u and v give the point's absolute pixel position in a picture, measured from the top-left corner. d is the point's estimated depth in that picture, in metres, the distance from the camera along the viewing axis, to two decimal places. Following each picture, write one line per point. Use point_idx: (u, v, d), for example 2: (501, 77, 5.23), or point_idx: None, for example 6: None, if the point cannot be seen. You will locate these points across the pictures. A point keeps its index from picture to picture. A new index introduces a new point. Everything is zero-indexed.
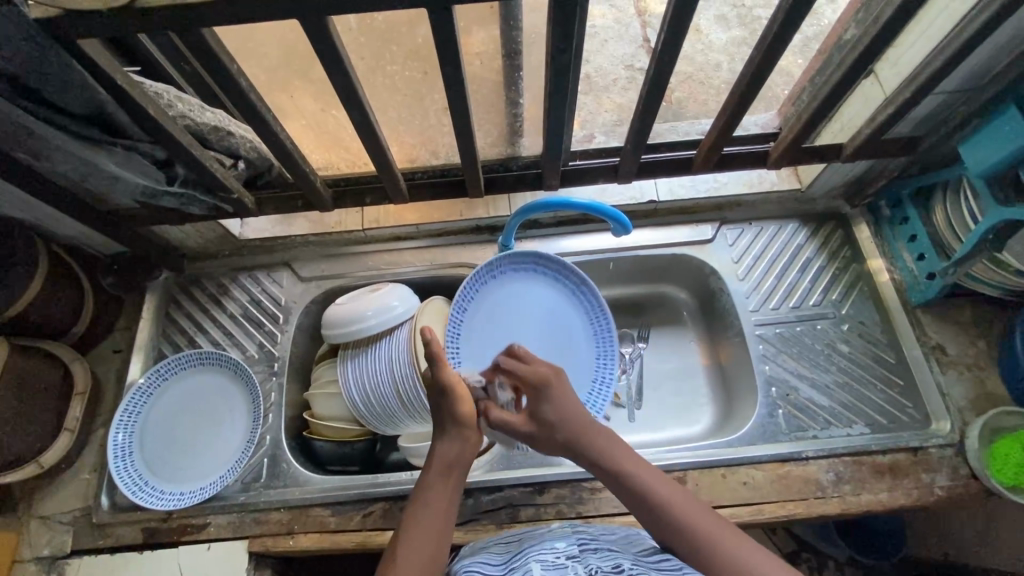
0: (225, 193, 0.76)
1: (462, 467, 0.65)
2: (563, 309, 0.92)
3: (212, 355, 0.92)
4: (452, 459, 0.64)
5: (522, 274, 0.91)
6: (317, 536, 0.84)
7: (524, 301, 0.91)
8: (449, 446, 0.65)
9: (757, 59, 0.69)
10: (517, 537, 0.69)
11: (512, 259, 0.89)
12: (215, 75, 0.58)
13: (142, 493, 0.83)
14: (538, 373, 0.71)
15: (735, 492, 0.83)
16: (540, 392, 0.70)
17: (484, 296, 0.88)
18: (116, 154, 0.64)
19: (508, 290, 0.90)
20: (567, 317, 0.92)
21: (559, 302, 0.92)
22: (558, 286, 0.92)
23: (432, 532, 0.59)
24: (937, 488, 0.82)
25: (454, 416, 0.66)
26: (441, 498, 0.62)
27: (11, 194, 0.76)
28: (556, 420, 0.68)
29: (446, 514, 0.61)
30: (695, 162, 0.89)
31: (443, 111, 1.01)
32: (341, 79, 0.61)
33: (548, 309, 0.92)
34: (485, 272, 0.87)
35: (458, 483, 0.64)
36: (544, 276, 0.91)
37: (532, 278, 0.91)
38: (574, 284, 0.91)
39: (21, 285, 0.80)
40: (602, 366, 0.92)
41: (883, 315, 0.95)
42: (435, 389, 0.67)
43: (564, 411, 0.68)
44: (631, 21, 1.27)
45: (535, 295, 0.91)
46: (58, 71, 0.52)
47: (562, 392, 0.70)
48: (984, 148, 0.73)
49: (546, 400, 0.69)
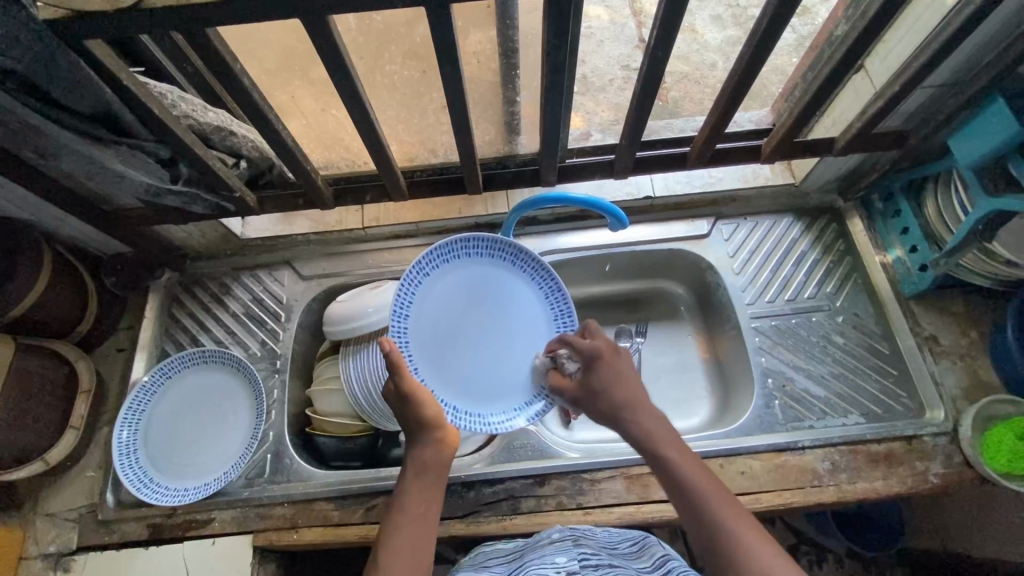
0: (227, 191, 0.78)
1: (439, 468, 0.67)
2: (509, 280, 0.84)
3: (215, 354, 0.94)
4: (425, 463, 0.67)
5: (452, 260, 0.81)
6: (320, 530, 0.85)
7: (463, 286, 0.82)
8: (423, 448, 0.67)
9: (748, 55, 0.70)
10: (515, 551, 0.70)
11: (437, 253, 0.79)
12: (218, 73, 0.59)
13: (146, 490, 0.84)
14: (595, 346, 0.75)
15: (732, 482, 0.84)
16: (591, 361, 0.74)
17: (420, 298, 0.79)
18: (121, 153, 0.65)
19: (444, 282, 0.80)
20: (509, 287, 0.84)
21: (495, 275, 0.83)
22: (494, 258, 0.83)
23: (416, 537, 0.61)
24: (931, 475, 0.84)
25: (419, 420, 0.68)
26: (419, 500, 0.65)
27: (15, 194, 0.77)
28: (598, 387, 0.72)
29: (427, 521, 0.63)
30: (690, 157, 0.90)
31: (442, 109, 1.02)
32: (342, 78, 0.62)
33: (488, 286, 0.83)
34: (412, 278, 0.78)
35: (437, 483, 0.67)
36: (477, 253, 0.82)
37: (462, 263, 0.82)
38: (510, 254, 0.84)
39: (25, 284, 0.81)
40: (561, 319, 0.85)
41: (876, 307, 0.96)
42: (397, 396, 0.69)
43: (609, 381, 0.72)
44: (626, 22, 1.29)
45: (471, 278, 0.82)
46: (66, 71, 0.53)
47: (614, 365, 0.73)
48: (972, 140, 0.74)
49: (595, 368, 0.74)
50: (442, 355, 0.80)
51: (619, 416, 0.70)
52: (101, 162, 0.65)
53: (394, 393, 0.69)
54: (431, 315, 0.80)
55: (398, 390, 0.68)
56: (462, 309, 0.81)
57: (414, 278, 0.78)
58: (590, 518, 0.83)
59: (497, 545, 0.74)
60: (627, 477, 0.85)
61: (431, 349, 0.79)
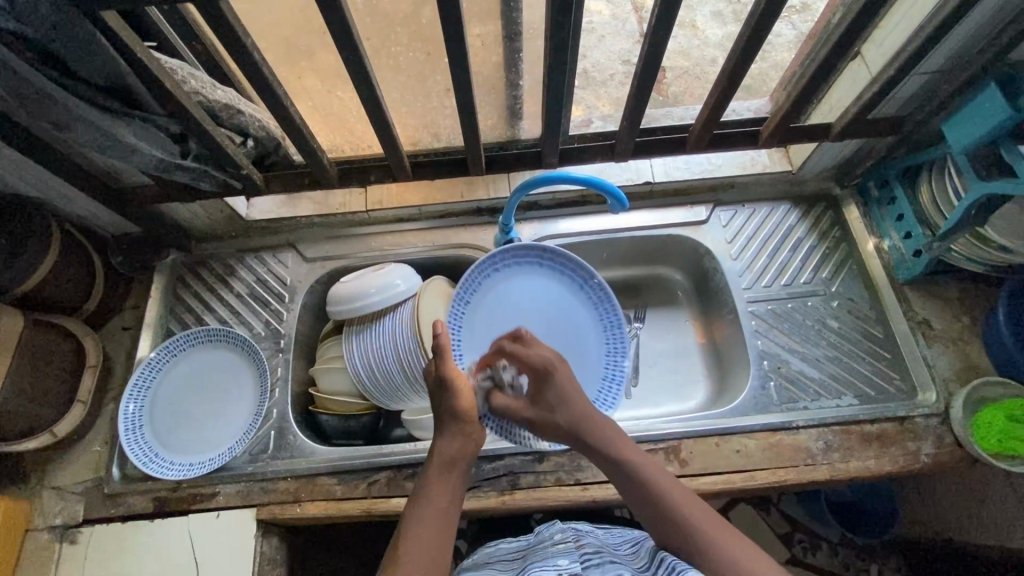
0: (235, 168, 0.79)
1: (464, 459, 0.68)
2: (553, 294, 0.94)
3: (219, 332, 0.95)
4: (452, 455, 0.68)
5: (524, 268, 0.93)
6: (323, 503, 0.86)
7: (509, 303, 0.93)
8: (449, 442, 0.69)
9: (745, 39, 0.72)
10: (519, 552, 0.71)
11: (511, 256, 0.92)
12: (230, 46, 0.61)
13: (152, 464, 0.86)
14: (543, 358, 0.77)
15: (728, 459, 0.86)
16: (543, 375, 0.76)
17: (472, 313, 0.91)
18: (134, 126, 0.66)
19: (493, 299, 0.92)
20: (557, 298, 0.94)
21: (554, 289, 0.94)
22: (542, 269, 0.93)
23: (435, 532, 0.61)
24: (922, 455, 0.85)
25: (452, 411, 0.70)
26: (441, 495, 0.64)
27: (29, 170, 0.79)
28: (559, 398, 0.75)
29: (449, 515, 0.63)
30: (689, 141, 0.92)
31: (446, 92, 1.04)
32: (349, 52, 0.64)
33: (547, 300, 0.94)
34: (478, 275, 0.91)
35: (460, 476, 0.67)
36: (526, 268, 0.93)
37: (518, 273, 0.93)
38: (558, 264, 0.93)
39: (35, 259, 0.82)
40: (608, 330, 0.93)
41: (872, 292, 0.98)
42: (437, 381, 0.72)
43: (566, 395, 0.75)
44: (627, 17, 1.30)
45: (533, 291, 0.93)
46: (82, 41, 0.55)
47: (567, 377, 0.76)
48: (967, 125, 0.75)
49: (548, 382, 0.76)
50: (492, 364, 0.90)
51: (585, 428, 0.72)
52: (113, 134, 0.66)
53: (435, 376, 0.72)
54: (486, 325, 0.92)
55: (439, 374, 0.71)
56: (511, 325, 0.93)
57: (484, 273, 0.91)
58: (588, 494, 0.84)
59: (503, 545, 0.75)
60: None
61: None
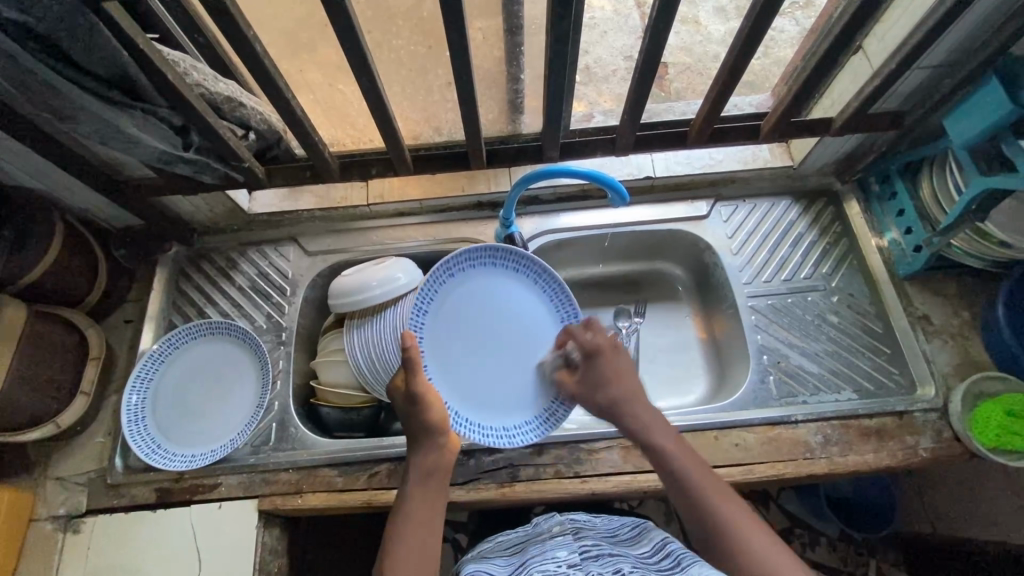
0: (237, 161, 0.80)
1: (443, 472, 0.69)
2: (510, 291, 0.89)
3: (220, 325, 0.96)
4: (428, 467, 0.68)
5: (479, 267, 0.88)
6: (324, 495, 0.87)
7: (468, 305, 0.87)
8: (425, 455, 0.69)
9: (746, 32, 0.72)
10: (517, 544, 0.72)
11: (466, 256, 0.86)
12: (232, 38, 0.61)
13: (155, 455, 0.87)
14: (596, 340, 0.79)
15: (726, 453, 0.86)
16: (591, 354, 0.79)
17: (432, 321, 0.85)
18: (137, 118, 0.67)
19: (451, 305, 0.86)
20: (515, 294, 0.90)
21: (507, 287, 0.89)
22: (496, 267, 0.89)
23: (418, 548, 0.62)
24: (921, 449, 0.86)
25: (423, 424, 0.69)
26: (423, 508, 0.66)
27: (32, 163, 0.79)
28: (601, 379, 0.77)
29: (430, 529, 0.64)
30: (689, 136, 0.92)
31: (447, 86, 1.04)
32: (350, 43, 0.64)
33: (504, 298, 0.89)
34: (433, 280, 0.84)
35: (441, 488, 0.68)
36: (481, 267, 0.88)
37: (471, 274, 0.88)
38: (511, 260, 0.89)
39: (38, 251, 0.83)
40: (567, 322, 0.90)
41: (871, 287, 0.98)
42: (406, 397, 0.71)
43: (607, 375, 0.77)
44: (630, 13, 1.30)
45: (486, 289, 0.88)
46: (86, 32, 0.55)
47: (614, 360, 0.78)
48: (968, 120, 0.75)
49: (595, 362, 0.78)
50: (460, 369, 0.85)
51: (623, 408, 0.74)
52: (116, 126, 0.67)
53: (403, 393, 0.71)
54: (443, 332, 0.85)
55: (408, 390, 0.70)
56: (473, 329, 0.87)
57: (437, 278, 0.85)
58: (587, 486, 0.85)
59: (503, 536, 0.75)
60: (624, 448, 0.88)
61: (448, 369, 0.84)
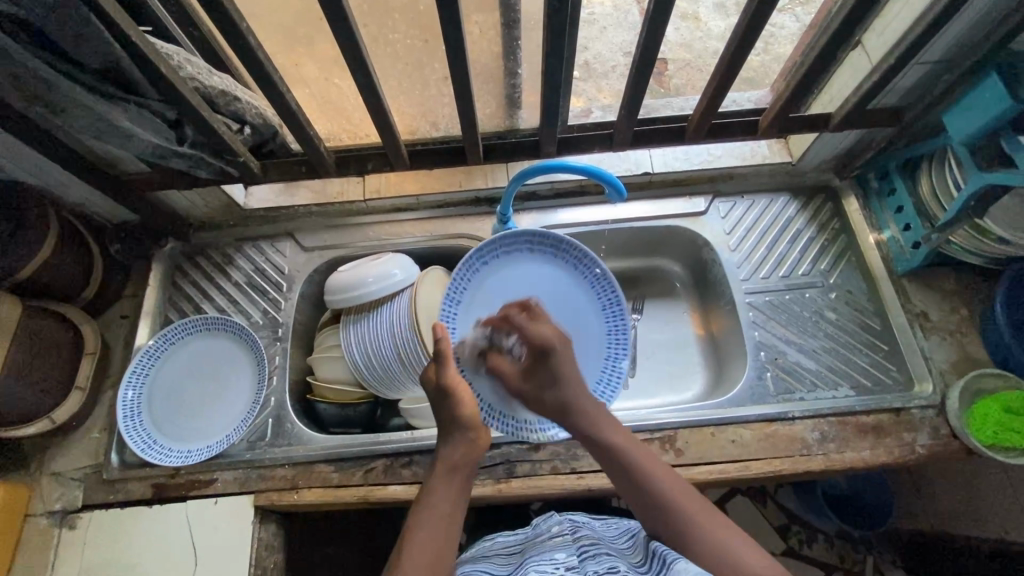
0: (232, 156, 0.79)
1: (468, 468, 0.68)
2: (544, 279, 0.91)
3: (216, 321, 0.95)
4: (455, 461, 0.68)
5: (513, 256, 0.90)
6: (320, 491, 0.87)
7: (502, 295, 0.89)
8: (453, 448, 0.69)
9: (744, 27, 0.71)
10: (516, 545, 0.72)
11: (498, 245, 0.88)
12: (226, 31, 0.61)
13: (151, 451, 0.87)
14: (544, 333, 0.78)
15: (723, 450, 0.86)
16: (542, 350, 0.77)
17: (464, 311, 0.87)
18: (130, 111, 0.66)
19: (484, 295, 0.89)
20: (552, 283, 0.91)
21: (546, 275, 0.91)
22: (533, 256, 0.90)
23: (437, 537, 0.60)
24: (918, 446, 0.86)
25: (452, 417, 0.71)
26: (445, 501, 0.64)
27: (25, 157, 0.79)
28: (552, 377, 0.76)
29: (453, 522, 0.62)
30: (687, 131, 0.92)
31: (444, 82, 1.04)
32: (345, 37, 0.64)
33: (543, 286, 0.90)
34: (466, 269, 0.87)
35: (464, 484, 0.67)
36: (514, 256, 0.90)
37: (505, 262, 0.90)
38: (547, 248, 0.90)
39: (32, 245, 0.82)
40: (610, 311, 0.90)
41: (870, 284, 0.98)
42: (437, 390, 0.73)
43: (560, 373, 0.76)
44: (629, 9, 1.29)
45: (522, 278, 0.90)
46: (77, 24, 0.55)
47: (565, 356, 0.77)
48: (968, 116, 0.75)
49: (545, 358, 0.76)
50: None
51: (573, 407, 0.73)
52: (109, 119, 0.66)
53: (434, 385, 0.74)
54: (478, 322, 0.88)
55: (438, 382, 0.72)
56: None
57: (470, 267, 0.87)
58: (584, 483, 0.85)
59: (502, 537, 0.76)
60: None
61: None
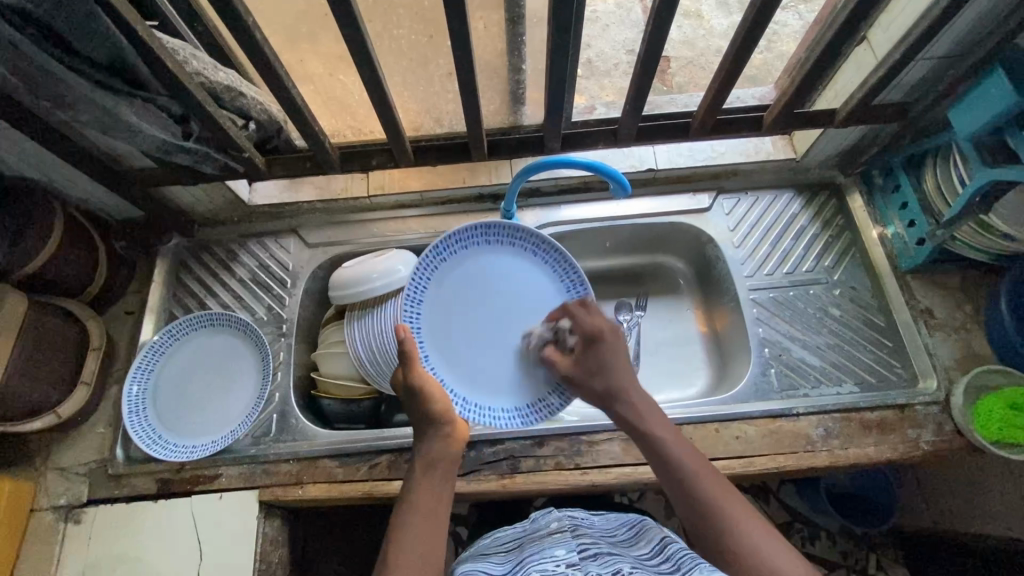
0: (237, 151, 0.79)
1: (449, 461, 0.68)
2: (508, 267, 0.88)
3: (220, 317, 0.96)
4: (434, 456, 0.68)
5: (469, 248, 0.86)
6: (324, 486, 0.87)
7: (466, 287, 0.86)
8: (432, 442, 0.69)
9: (749, 23, 0.71)
10: (514, 542, 0.72)
11: (455, 240, 0.85)
12: (232, 26, 0.61)
13: (156, 446, 0.87)
14: (597, 324, 0.77)
15: (727, 446, 0.86)
16: (591, 339, 0.76)
17: (428, 310, 0.84)
18: (136, 106, 0.66)
19: (448, 289, 0.85)
20: (513, 269, 0.88)
21: (505, 262, 0.88)
22: (490, 244, 0.87)
23: (426, 534, 0.60)
24: (922, 443, 0.85)
25: (425, 414, 0.70)
26: (429, 496, 0.64)
27: (30, 152, 0.79)
28: (598, 366, 0.74)
29: (438, 516, 0.63)
30: (692, 127, 0.91)
31: (448, 78, 1.04)
32: (351, 32, 0.63)
33: (503, 274, 0.87)
34: (423, 270, 0.83)
35: (446, 476, 0.67)
36: (476, 246, 0.86)
37: (464, 257, 0.86)
38: (503, 236, 0.87)
39: (37, 241, 0.82)
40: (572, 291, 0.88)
41: (873, 280, 0.98)
42: (407, 390, 0.72)
43: (606, 363, 0.74)
44: (632, 7, 1.30)
45: (482, 268, 0.87)
46: (83, 19, 0.55)
47: (612, 346, 0.75)
48: (972, 111, 0.75)
49: (595, 347, 0.76)
50: (462, 352, 0.85)
51: (617, 394, 0.72)
52: (116, 114, 0.66)
53: (403, 384, 0.72)
54: (443, 320, 0.85)
55: (408, 382, 0.71)
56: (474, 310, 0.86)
57: (427, 267, 0.84)
58: (587, 478, 0.85)
59: (500, 533, 0.76)
60: (625, 440, 0.87)
61: (450, 356, 0.84)
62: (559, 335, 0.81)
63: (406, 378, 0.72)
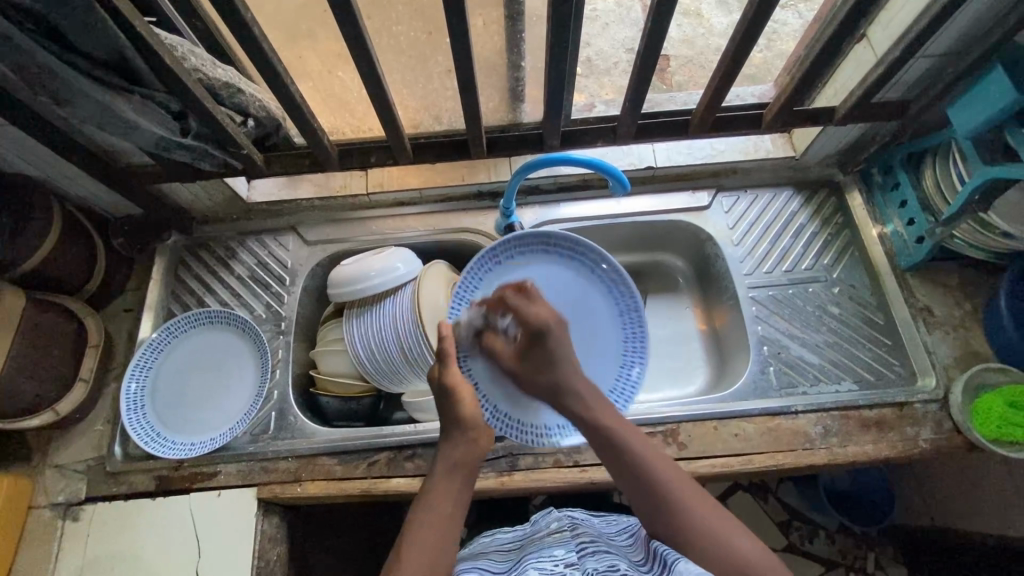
0: (235, 148, 0.79)
1: (472, 466, 0.67)
2: (562, 283, 0.88)
3: (219, 314, 0.96)
4: (461, 460, 0.67)
5: (527, 257, 0.87)
6: (322, 483, 0.87)
7: None
8: (457, 447, 0.68)
9: (749, 20, 0.71)
10: (514, 543, 0.72)
11: (515, 245, 0.86)
12: (230, 22, 0.61)
13: (154, 443, 0.87)
14: (541, 316, 0.75)
15: (726, 443, 0.86)
16: (537, 334, 0.74)
17: (474, 309, 0.85)
18: (134, 102, 0.66)
19: (496, 295, 0.86)
20: (569, 287, 0.88)
21: (563, 277, 0.88)
22: (549, 258, 0.88)
23: (439, 537, 0.60)
24: (921, 441, 0.86)
25: (454, 416, 0.70)
26: (448, 499, 0.63)
27: (28, 148, 0.79)
28: (546, 360, 0.74)
29: (455, 520, 0.62)
30: (691, 125, 0.91)
31: (447, 76, 1.04)
32: (349, 29, 0.63)
33: (559, 291, 0.88)
34: (478, 269, 0.86)
35: (468, 481, 0.66)
36: (530, 257, 0.87)
37: (521, 264, 0.87)
38: (563, 250, 0.88)
39: (35, 238, 0.82)
40: (626, 317, 0.87)
41: (872, 278, 0.98)
42: (439, 389, 0.72)
43: (555, 356, 0.74)
44: (631, 6, 1.30)
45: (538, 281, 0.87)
46: (80, 14, 0.54)
47: (560, 339, 0.75)
48: (971, 109, 0.75)
49: (541, 341, 0.74)
50: None
51: (566, 391, 0.72)
52: (114, 110, 0.66)
53: (437, 384, 0.73)
54: None
55: (441, 380, 0.72)
56: None
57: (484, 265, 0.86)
58: (586, 476, 0.85)
59: (498, 534, 0.76)
60: None
61: None
62: (497, 325, 0.79)
63: (440, 377, 0.73)
